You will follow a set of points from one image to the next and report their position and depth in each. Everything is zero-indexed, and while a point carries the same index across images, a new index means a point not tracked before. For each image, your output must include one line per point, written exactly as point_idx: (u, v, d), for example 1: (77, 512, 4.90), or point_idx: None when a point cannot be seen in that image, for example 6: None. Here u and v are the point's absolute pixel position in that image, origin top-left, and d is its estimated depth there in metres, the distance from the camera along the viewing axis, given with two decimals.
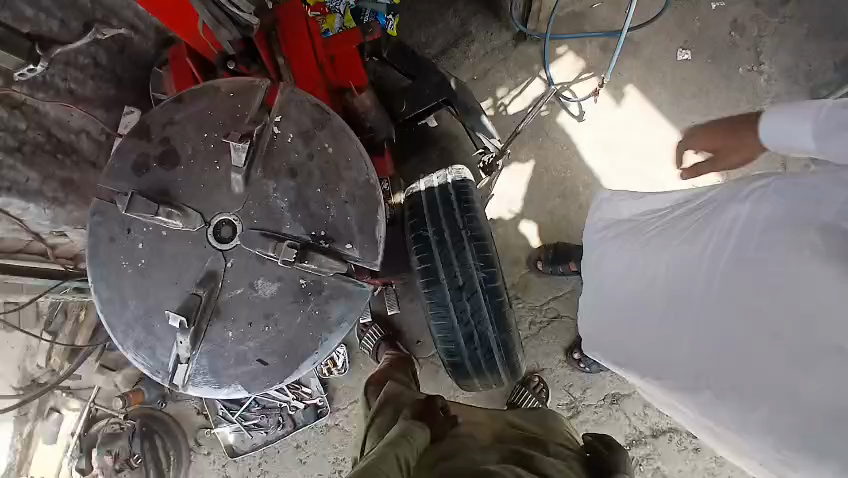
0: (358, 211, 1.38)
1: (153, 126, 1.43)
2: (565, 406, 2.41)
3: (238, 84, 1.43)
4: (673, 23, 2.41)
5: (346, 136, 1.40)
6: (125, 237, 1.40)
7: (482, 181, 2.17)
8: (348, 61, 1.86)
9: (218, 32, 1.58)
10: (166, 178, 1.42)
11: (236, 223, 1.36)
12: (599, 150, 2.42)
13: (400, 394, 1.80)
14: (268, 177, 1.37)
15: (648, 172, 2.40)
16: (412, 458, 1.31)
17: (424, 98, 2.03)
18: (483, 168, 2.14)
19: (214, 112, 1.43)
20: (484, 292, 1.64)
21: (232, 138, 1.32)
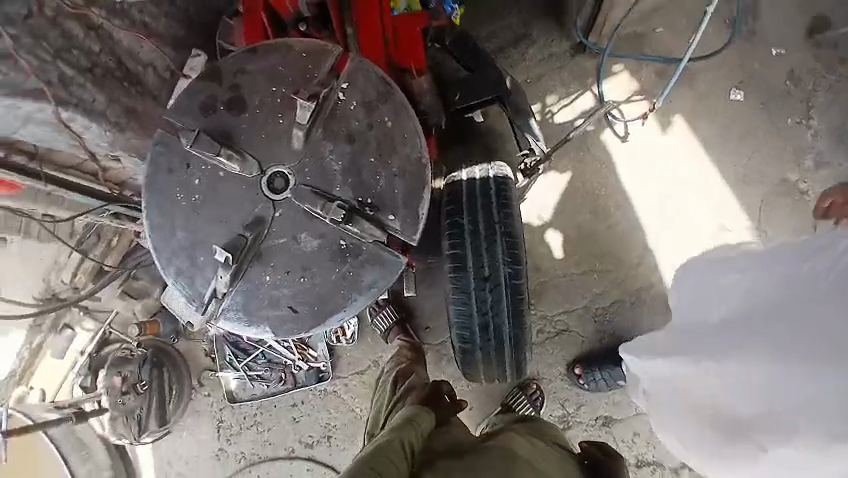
0: (406, 186, 1.43)
1: (225, 72, 1.46)
2: (557, 417, 2.47)
3: (313, 46, 1.48)
4: (732, 61, 2.41)
5: (406, 112, 1.44)
6: (183, 170, 1.46)
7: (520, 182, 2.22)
8: (412, 41, 1.86)
9: None
10: (231, 123, 1.46)
11: (290, 177, 1.42)
12: (636, 173, 2.46)
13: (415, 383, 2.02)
14: (327, 139, 1.43)
15: (679, 204, 2.44)
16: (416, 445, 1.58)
17: (478, 91, 2.07)
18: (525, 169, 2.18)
19: (286, 68, 1.47)
20: (507, 287, 1.69)
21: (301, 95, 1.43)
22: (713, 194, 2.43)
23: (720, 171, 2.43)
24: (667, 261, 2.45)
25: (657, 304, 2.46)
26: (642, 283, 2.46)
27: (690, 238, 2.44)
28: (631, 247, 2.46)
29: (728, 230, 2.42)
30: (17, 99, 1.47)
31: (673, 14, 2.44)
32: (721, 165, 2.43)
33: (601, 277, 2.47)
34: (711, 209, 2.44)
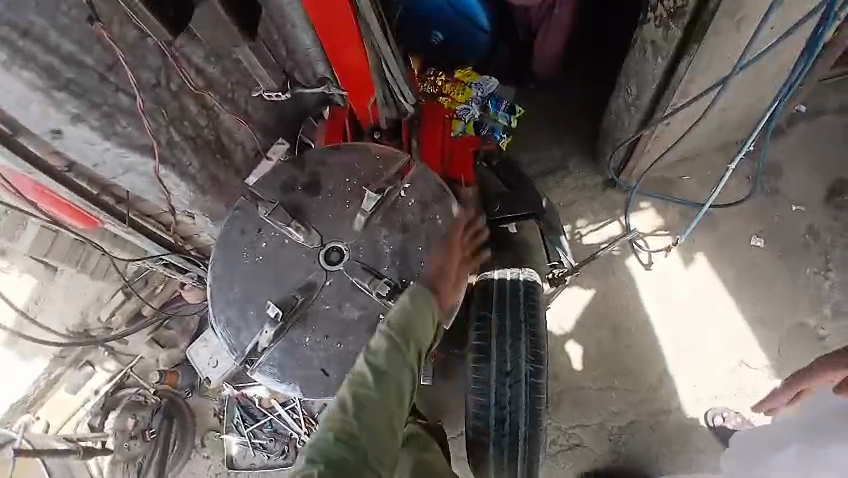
0: (445, 275, 1.61)
1: (310, 160, 1.74)
2: None
3: (386, 152, 1.76)
4: (752, 211, 2.60)
5: (455, 212, 1.66)
6: (254, 233, 1.67)
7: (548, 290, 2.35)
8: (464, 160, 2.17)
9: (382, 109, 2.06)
10: (304, 201, 1.70)
11: (345, 251, 1.62)
12: (659, 300, 2.55)
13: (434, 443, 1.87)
14: (383, 226, 1.65)
15: (700, 335, 2.49)
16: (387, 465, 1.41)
17: (517, 206, 2.28)
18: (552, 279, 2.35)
19: (360, 164, 1.74)
20: (526, 384, 1.77)
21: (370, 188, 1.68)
22: (733, 330, 2.49)
23: (741, 310, 2.51)
24: (687, 392, 2.44)
25: (673, 434, 2.40)
26: (664, 406, 2.43)
27: (709, 371, 2.46)
28: (650, 372, 2.47)
29: (748, 367, 2.44)
30: (129, 151, 1.68)
31: (699, 165, 2.70)
32: (742, 305, 2.51)
33: (619, 395, 2.46)
34: (732, 346, 2.47)
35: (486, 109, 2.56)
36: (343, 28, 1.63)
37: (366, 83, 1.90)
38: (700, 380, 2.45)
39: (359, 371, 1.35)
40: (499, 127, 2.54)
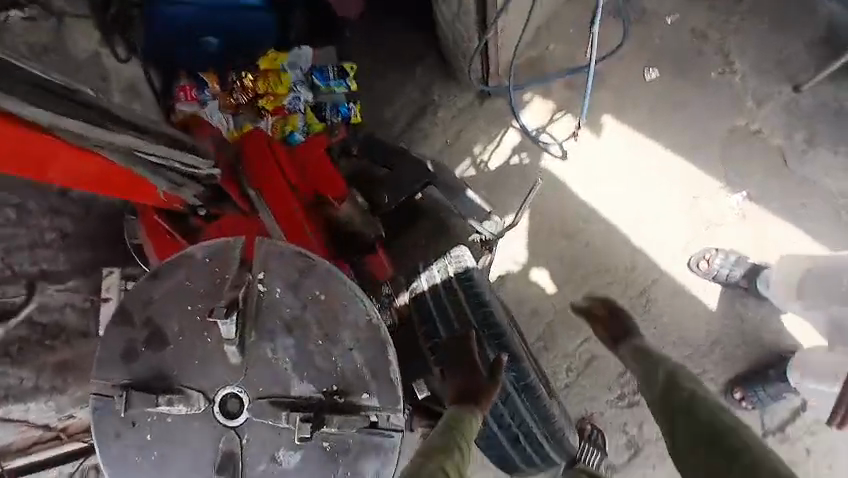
0: (365, 357, 1.23)
1: (135, 309, 1.38)
2: (625, 446, 2.21)
3: (215, 248, 1.37)
4: (633, 46, 2.35)
5: (333, 276, 1.29)
6: (131, 432, 1.34)
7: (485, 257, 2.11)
8: (319, 172, 1.90)
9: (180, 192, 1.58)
10: (157, 360, 1.35)
11: (242, 395, 1.27)
12: (589, 184, 2.34)
13: None
14: (263, 339, 1.29)
15: (644, 197, 2.32)
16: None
17: (403, 186, 2.00)
18: (483, 244, 2.07)
19: (193, 281, 1.37)
20: (518, 391, 1.52)
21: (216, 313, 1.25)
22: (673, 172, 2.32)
23: (670, 150, 2.32)
24: (659, 256, 2.30)
25: (668, 299, 2.28)
26: (645, 281, 2.29)
27: (669, 224, 2.30)
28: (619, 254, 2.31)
29: (703, 200, 2.30)
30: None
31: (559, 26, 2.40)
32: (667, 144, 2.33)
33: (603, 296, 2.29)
34: (679, 187, 2.31)
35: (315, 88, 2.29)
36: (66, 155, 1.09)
37: (141, 181, 1.43)
38: (667, 237, 2.30)
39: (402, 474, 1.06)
40: (341, 101, 2.30)
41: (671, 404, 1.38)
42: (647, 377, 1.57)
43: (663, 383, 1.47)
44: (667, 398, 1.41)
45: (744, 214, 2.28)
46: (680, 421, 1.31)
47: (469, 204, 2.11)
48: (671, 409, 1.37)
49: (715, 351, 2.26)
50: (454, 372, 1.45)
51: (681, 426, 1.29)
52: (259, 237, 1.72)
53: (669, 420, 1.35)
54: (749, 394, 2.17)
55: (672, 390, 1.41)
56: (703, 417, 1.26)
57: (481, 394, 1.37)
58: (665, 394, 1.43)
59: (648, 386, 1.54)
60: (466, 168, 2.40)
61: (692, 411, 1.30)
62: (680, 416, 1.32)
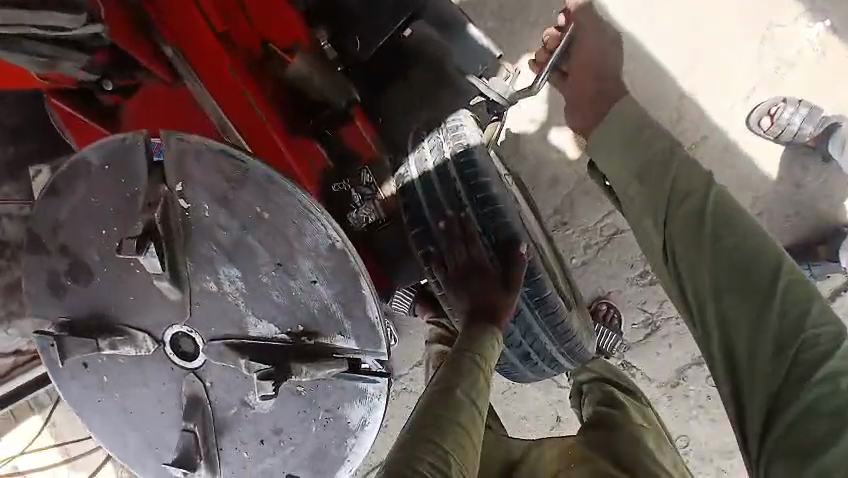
0: (334, 291, 0.93)
1: (42, 233, 1.08)
2: (640, 325, 1.97)
3: (112, 150, 0.98)
4: None
5: (276, 185, 0.91)
6: (88, 373, 1.17)
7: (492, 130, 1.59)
8: (255, 8, 1.35)
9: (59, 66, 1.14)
10: (85, 295, 1.10)
11: (194, 334, 1.04)
12: (632, 2, 1.76)
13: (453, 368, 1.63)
14: (201, 273, 0.98)
15: (703, 20, 1.76)
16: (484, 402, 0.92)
17: (379, 25, 1.47)
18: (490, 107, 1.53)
19: (98, 197, 1.01)
20: (532, 306, 1.20)
21: (130, 249, 0.94)
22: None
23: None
24: (715, 101, 1.79)
25: (714, 159, 1.80)
26: (693, 137, 1.80)
27: (733, 56, 1.77)
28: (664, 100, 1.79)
29: (782, 30, 1.74)
30: None
31: None
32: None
33: None
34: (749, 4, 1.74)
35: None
36: None
37: None
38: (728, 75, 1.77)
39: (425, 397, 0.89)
40: None
41: (678, 221, 1.19)
42: (634, 167, 1.28)
43: (667, 186, 1.22)
44: (674, 211, 1.19)
45: (825, 51, 1.73)
46: (692, 247, 1.16)
47: (471, 49, 1.57)
48: (677, 226, 1.19)
49: (760, 222, 1.81)
50: (457, 284, 1.13)
51: (696, 256, 1.15)
52: (196, 117, 1.31)
53: (675, 241, 1.19)
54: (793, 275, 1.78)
55: (683, 203, 1.19)
56: (730, 254, 1.12)
57: (498, 310, 1.08)
58: (672, 205, 1.20)
59: (637, 182, 1.27)
60: None
61: (714, 242, 1.14)
62: (693, 241, 1.16)
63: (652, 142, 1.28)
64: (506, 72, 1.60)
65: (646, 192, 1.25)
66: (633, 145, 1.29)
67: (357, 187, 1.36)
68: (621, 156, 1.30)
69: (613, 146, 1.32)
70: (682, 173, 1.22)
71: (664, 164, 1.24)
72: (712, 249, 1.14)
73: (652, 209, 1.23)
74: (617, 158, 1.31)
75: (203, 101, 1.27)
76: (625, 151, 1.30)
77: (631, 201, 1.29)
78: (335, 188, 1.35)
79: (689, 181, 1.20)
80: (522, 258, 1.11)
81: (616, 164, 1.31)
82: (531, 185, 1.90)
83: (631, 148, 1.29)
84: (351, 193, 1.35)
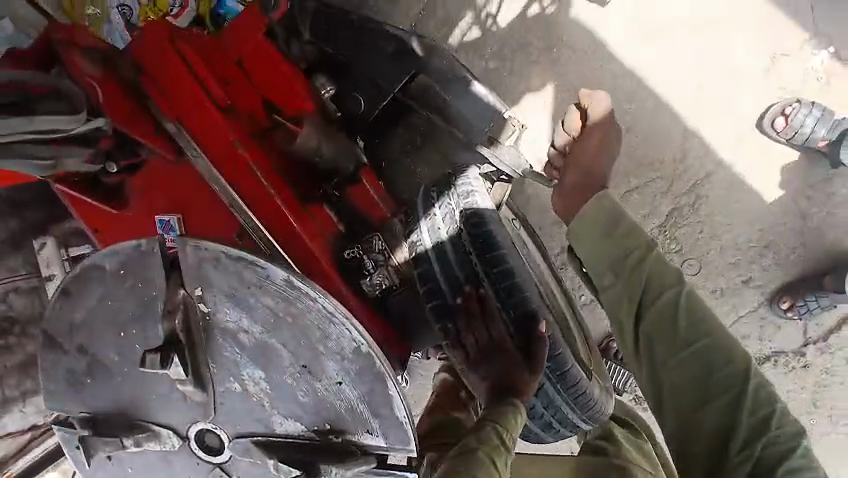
0: (360, 392, 0.93)
1: (59, 335, 1.08)
2: None
3: (126, 255, 0.96)
4: None
5: (296, 289, 0.88)
6: (112, 465, 1.16)
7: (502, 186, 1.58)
8: (259, 78, 1.37)
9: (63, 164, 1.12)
10: (106, 392, 1.10)
11: (219, 431, 1.03)
12: (632, 40, 1.77)
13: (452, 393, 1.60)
14: (225, 375, 0.98)
15: (704, 55, 1.77)
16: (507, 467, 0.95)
17: (384, 80, 1.42)
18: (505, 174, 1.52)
19: (115, 300, 1.00)
20: (553, 379, 1.21)
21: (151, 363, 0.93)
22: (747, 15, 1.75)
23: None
24: (719, 135, 1.81)
25: (720, 191, 1.84)
26: (697, 174, 1.83)
27: (734, 90, 1.78)
28: (667, 136, 1.81)
29: (785, 58, 1.75)
30: None
31: None
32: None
33: (644, 193, 1.87)
34: (749, 37, 1.75)
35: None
36: None
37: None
38: (729, 110, 1.79)
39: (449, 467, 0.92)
40: None
41: (650, 321, 1.22)
42: (606, 260, 1.27)
43: (639, 284, 1.24)
44: (647, 312, 1.22)
45: (828, 79, 1.76)
46: (663, 349, 1.21)
47: (476, 104, 1.42)
48: (650, 326, 1.22)
49: (768, 254, 1.88)
50: (481, 362, 1.12)
51: (667, 356, 1.20)
52: (202, 192, 1.27)
53: (648, 341, 1.22)
54: (798, 305, 1.86)
55: (655, 304, 1.22)
56: (699, 356, 1.18)
57: (521, 387, 1.09)
58: (644, 305, 1.23)
59: (611, 277, 1.26)
60: (467, 29, 1.79)
61: (684, 343, 1.19)
62: (665, 343, 1.20)
63: (625, 238, 1.26)
64: (512, 129, 1.44)
65: (620, 288, 1.25)
66: (610, 237, 1.27)
67: (369, 253, 1.32)
68: (597, 247, 1.28)
69: (587, 235, 1.29)
70: (656, 274, 1.24)
71: (637, 262, 1.25)
72: (682, 352, 1.19)
73: (626, 304, 1.24)
74: (593, 250, 1.28)
75: (209, 177, 1.24)
76: (599, 242, 1.28)
77: (605, 295, 1.28)
78: (347, 256, 1.31)
79: (663, 283, 1.23)
80: (543, 338, 1.14)
81: (591, 255, 1.28)
82: (538, 225, 1.90)
83: (607, 240, 1.27)
84: (364, 260, 1.31)
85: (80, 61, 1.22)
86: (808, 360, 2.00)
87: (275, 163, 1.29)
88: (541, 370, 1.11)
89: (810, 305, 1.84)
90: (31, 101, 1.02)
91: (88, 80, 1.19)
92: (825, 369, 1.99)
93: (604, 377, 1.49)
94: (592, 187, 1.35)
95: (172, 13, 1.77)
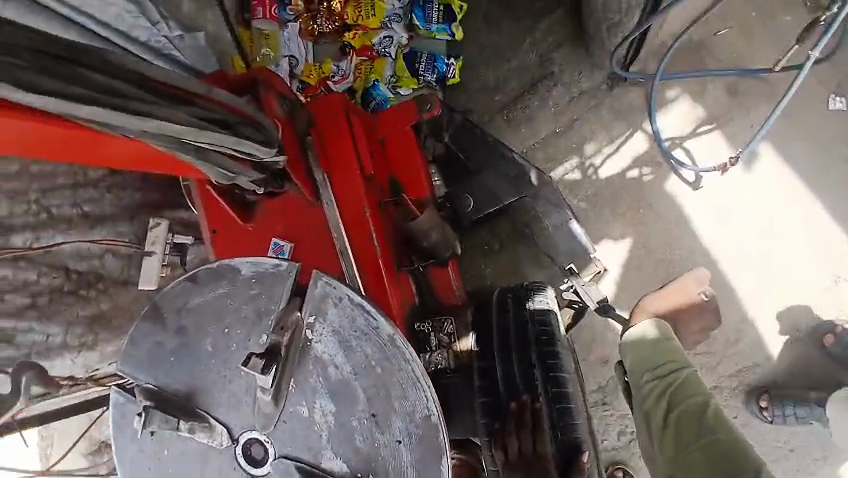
0: (415, 456, 1.02)
1: (168, 311, 1.23)
2: None
3: (263, 270, 1.14)
4: (815, 77, 2.04)
5: (396, 348, 1.03)
6: (150, 442, 1.25)
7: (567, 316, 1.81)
8: (395, 160, 1.65)
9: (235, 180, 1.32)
10: (181, 374, 1.22)
11: (268, 445, 1.12)
12: (713, 227, 2.02)
13: None
14: (300, 398, 1.09)
15: (774, 259, 1.99)
16: None
17: (495, 195, 1.69)
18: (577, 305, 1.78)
19: (233, 300, 1.17)
20: None
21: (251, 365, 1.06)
22: (821, 237, 1.99)
23: (823, 207, 2.00)
24: (772, 332, 1.97)
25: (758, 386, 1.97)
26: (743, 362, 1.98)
27: (793, 295, 1.98)
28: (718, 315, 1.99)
29: (845, 283, 1.96)
30: None
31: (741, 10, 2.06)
32: (826, 200, 2.00)
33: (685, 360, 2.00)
34: (816, 257, 1.98)
35: (414, 28, 2.12)
36: (84, 138, 1.02)
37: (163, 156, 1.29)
38: (781, 311, 1.98)
39: None
40: (439, 52, 2.11)
41: (675, 417, 1.47)
42: (646, 367, 1.61)
43: (668, 387, 1.54)
44: (673, 409, 1.49)
45: None
46: (685, 441, 1.41)
47: (569, 235, 1.71)
48: (676, 418, 1.47)
49: (791, 460, 1.97)
50: (518, 467, 1.20)
51: (686, 447, 1.40)
52: (323, 234, 1.47)
53: (671, 433, 1.45)
54: (773, 408, 1.90)
55: (680, 404, 1.49)
56: (714, 450, 1.34)
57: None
58: (671, 404, 1.51)
59: (649, 379, 1.58)
60: (570, 169, 2.09)
61: (700, 438, 1.39)
62: (686, 435, 1.42)
63: (663, 353, 1.62)
64: (593, 268, 1.72)
65: (654, 388, 1.56)
66: (652, 351, 1.64)
67: (438, 332, 1.43)
68: (641, 356, 1.64)
69: (637, 345, 1.67)
70: (683, 383, 1.53)
71: (669, 372, 1.56)
72: (697, 443, 1.38)
73: (658, 403, 1.53)
74: (637, 358, 1.65)
75: (333, 226, 1.45)
76: (641, 353, 1.65)
77: (644, 396, 1.58)
78: (417, 328, 1.43)
79: (690, 391, 1.51)
80: (583, 471, 1.18)
81: (636, 362, 1.65)
82: (582, 357, 1.98)
83: (649, 353, 1.63)
84: (431, 336, 1.43)
85: (274, 104, 1.46)
86: None
87: (391, 233, 1.51)
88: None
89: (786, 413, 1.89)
90: (238, 124, 1.20)
91: (276, 120, 1.43)
92: None
93: None
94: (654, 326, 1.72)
95: (332, 79, 2.09)
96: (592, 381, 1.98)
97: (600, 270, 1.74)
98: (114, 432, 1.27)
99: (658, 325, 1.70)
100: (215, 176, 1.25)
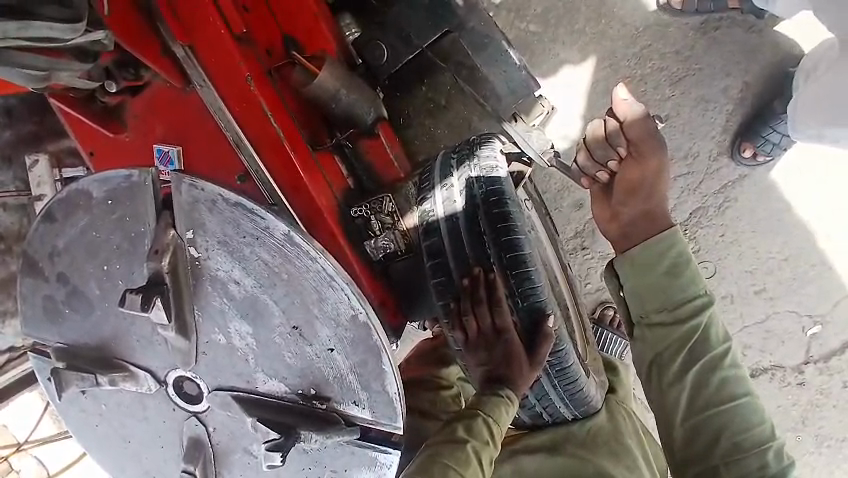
0: (352, 361, 0.89)
1: (40, 260, 1.00)
2: None
3: (117, 187, 0.91)
4: None
5: (296, 247, 0.85)
6: (87, 400, 1.08)
7: (546, 154, 1.45)
8: (279, 6, 1.24)
9: (57, 79, 0.98)
10: (82, 330, 1.02)
11: (199, 380, 0.97)
12: (691, 22, 1.72)
13: (433, 351, 1.63)
14: (212, 327, 0.93)
15: (760, 44, 1.73)
16: (487, 455, 1.10)
17: (416, 32, 1.34)
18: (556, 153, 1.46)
19: (101, 230, 0.94)
20: (548, 375, 1.25)
21: (137, 302, 0.88)
22: (793, 24, 1.72)
23: None
24: None
25: (752, 195, 1.81)
26: (729, 176, 1.80)
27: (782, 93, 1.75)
28: (700, 128, 1.77)
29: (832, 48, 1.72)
30: None
31: None
32: None
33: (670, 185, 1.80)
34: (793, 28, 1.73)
35: None
36: None
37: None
38: (755, 129, 1.69)
39: (436, 449, 1.09)
40: None
41: (693, 374, 1.17)
42: (661, 302, 1.18)
43: (691, 334, 1.17)
44: (694, 364, 1.17)
45: None
46: (702, 400, 1.17)
47: (510, 72, 1.39)
48: (695, 375, 1.17)
49: (786, 269, 1.85)
50: (479, 347, 1.17)
51: (701, 407, 1.17)
52: (209, 127, 1.17)
53: (684, 390, 1.18)
54: (761, 150, 1.71)
55: (703, 358, 1.17)
56: (734, 420, 1.15)
57: (515, 379, 1.15)
58: (690, 356, 1.17)
59: (663, 323, 1.18)
60: None
61: (720, 399, 1.16)
62: (705, 393, 1.17)
63: (686, 285, 1.17)
64: (541, 110, 1.51)
65: (671, 333, 1.17)
66: (668, 282, 1.17)
67: (377, 214, 1.23)
68: (653, 287, 1.18)
69: (645, 270, 1.18)
70: (709, 327, 1.18)
71: (693, 314, 1.17)
72: (717, 407, 1.16)
73: (676, 355, 1.17)
74: (644, 287, 1.19)
75: (216, 111, 1.13)
76: (652, 283, 1.18)
77: (653, 336, 1.20)
78: (354, 214, 1.23)
79: (713, 337, 1.17)
80: (549, 337, 1.16)
81: (642, 293, 1.19)
82: (555, 205, 1.82)
83: (665, 286, 1.17)
84: (371, 220, 1.22)
85: None
86: (806, 379, 1.91)
87: (294, 107, 1.21)
88: (539, 364, 1.17)
89: (772, 140, 1.68)
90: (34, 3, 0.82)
91: None
92: (821, 389, 1.90)
93: (600, 370, 1.46)
94: (637, 199, 1.22)
95: None
96: (569, 228, 1.83)
97: (549, 111, 1.54)
98: (50, 395, 1.13)
99: (673, 240, 1.18)
100: (20, 78, 0.93)
